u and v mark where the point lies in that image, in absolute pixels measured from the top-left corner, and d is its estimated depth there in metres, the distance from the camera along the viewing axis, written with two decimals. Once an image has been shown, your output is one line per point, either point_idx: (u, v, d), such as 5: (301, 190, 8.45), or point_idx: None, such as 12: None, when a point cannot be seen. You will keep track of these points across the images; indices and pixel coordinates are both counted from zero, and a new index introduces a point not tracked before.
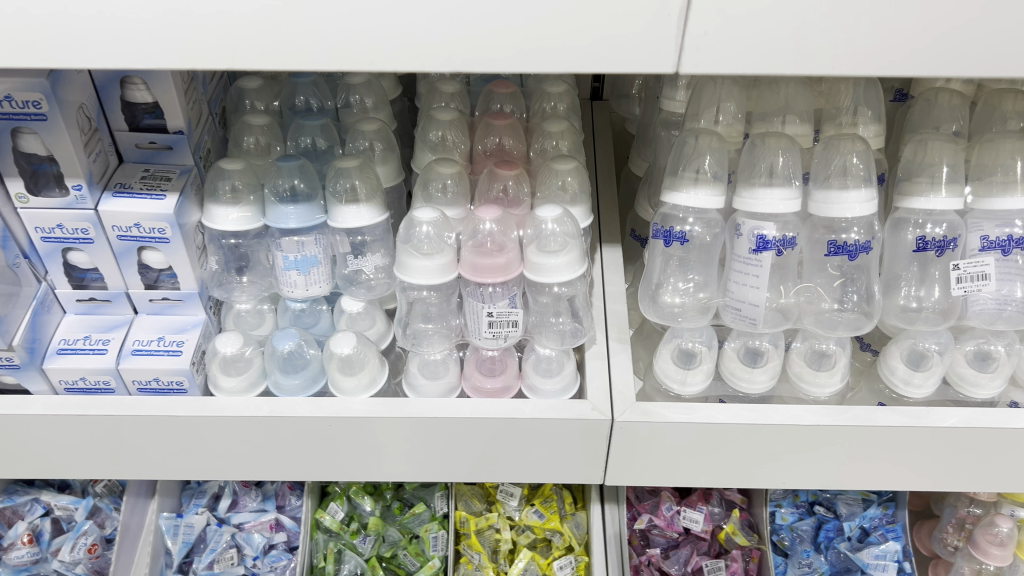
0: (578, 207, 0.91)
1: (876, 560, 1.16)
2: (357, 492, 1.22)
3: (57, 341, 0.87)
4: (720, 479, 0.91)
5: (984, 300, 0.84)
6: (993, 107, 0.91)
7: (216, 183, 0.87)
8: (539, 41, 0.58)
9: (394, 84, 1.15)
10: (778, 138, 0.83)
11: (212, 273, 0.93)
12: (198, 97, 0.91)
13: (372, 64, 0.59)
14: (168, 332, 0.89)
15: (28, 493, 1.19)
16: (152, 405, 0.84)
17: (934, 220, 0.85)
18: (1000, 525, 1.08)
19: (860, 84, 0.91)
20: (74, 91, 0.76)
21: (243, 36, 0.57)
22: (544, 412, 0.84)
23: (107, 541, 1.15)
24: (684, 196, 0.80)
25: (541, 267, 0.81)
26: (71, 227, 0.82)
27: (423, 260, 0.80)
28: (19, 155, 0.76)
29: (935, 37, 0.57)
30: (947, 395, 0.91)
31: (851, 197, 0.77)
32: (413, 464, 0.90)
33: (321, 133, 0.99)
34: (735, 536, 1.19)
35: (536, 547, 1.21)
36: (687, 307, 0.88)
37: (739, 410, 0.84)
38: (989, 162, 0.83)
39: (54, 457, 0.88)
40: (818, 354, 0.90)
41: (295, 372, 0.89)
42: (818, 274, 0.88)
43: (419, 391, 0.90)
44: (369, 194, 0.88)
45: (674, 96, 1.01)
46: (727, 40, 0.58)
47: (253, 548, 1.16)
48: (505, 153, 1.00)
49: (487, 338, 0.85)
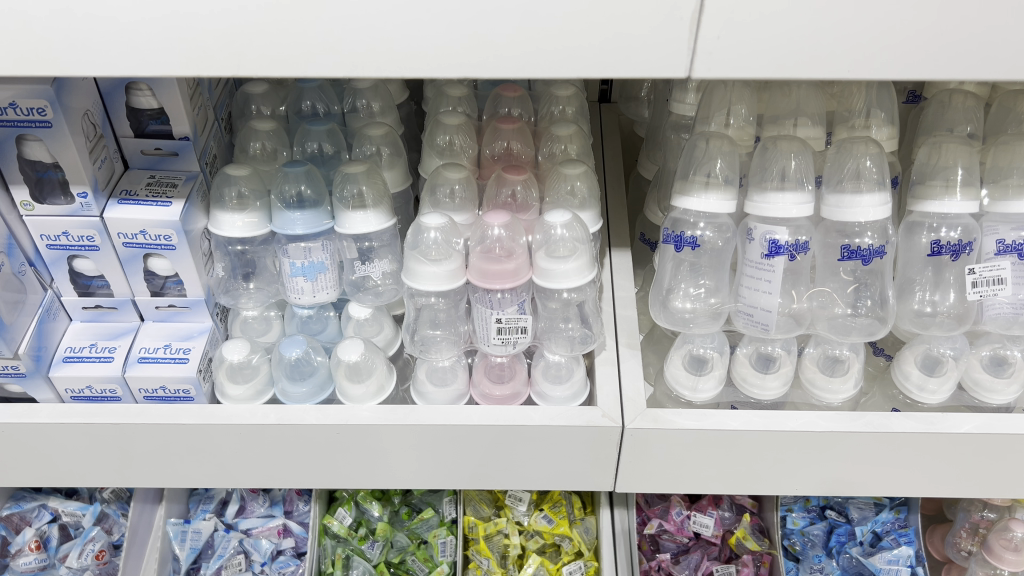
0: (587, 212, 0.90)
1: (889, 565, 1.15)
2: (365, 497, 1.20)
3: (63, 349, 0.86)
4: (731, 485, 0.90)
5: (1000, 305, 0.83)
6: (1008, 109, 0.90)
7: (223, 189, 0.86)
8: (549, 44, 0.57)
9: (400, 88, 1.14)
10: (790, 141, 0.82)
11: (218, 280, 0.92)
12: (203, 102, 0.91)
13: (379, 69, 0.58)
14: (175, 339, 0.89)
15: (35, 500, 1.19)
16: (158, 413, 0.83)
17: (948, 223, 0.84)
18: (1015, 530, 1.07)
19: (873, 86, 0.89)
20: (79, 98, 0.76)
21: (248, 41, 0.56)
22: (554, 419, 0.83)
23: (115, 547, 1.15)
24: (695, 200, 0.79)
25: (551, 272, 0.80)
26: (76, 235, 0.81)
27: (431, 266, 0.79)
28: (24, 163, 0.76)
29: (952, 41, 0.56)
30: (962, 401, 0.89)
31: (865, 201, 0.76)
32: (421, 471, 0.89)
33: (327, 138, 0.99)
34: (746, 541, 1.18)
35: (545, 552, 1.20)
36: (698, 312, 0.87)
37: (751, 416, 0.83)
38: (1005, 164, 0.82)
39: (61, 464, 0.88)
40: (831, 360, 0.89)
41: (302, 380, 0.88)
42: (831, 279, 0.87)
43: (428, 399, 0.89)
44: (376, 199, 0.86)
45: (684, 98, 0.99)
46: (740, 43, 0.57)
47: (262, 554, 1.17)
48: (514, 157, 1.00)
49: (496, 345, 0.84)
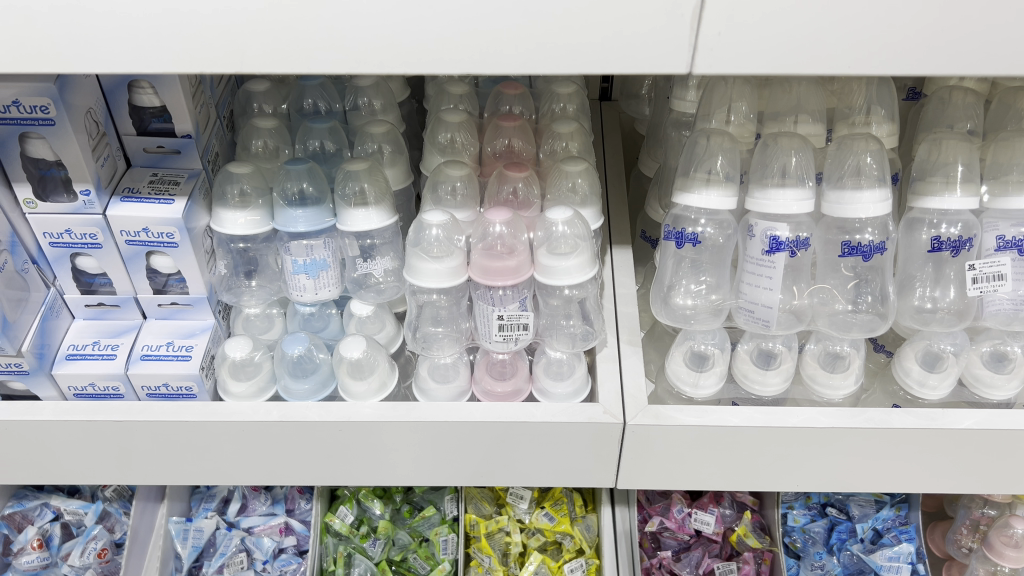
0: (589, 209, 0.90)
1: (890, 562, 1.15)
2: (366, 496, 1.21)
3: (66, 347, 0.87)
4: (732, 482, 0.90)
5: (1000, 301, 0.84)
6: (1008, 105, 0.91)
7: (225, 187, 0.86)
8: (550, 41, 0.57)
9: (401, 86, 1.15)
10: (791, 138, 0.82)
11: (221, 277, 0.92)
12: (205, 101, 0.91)
13: (380, 65, 0.58)
14: (178, 337, 0.89)
15: (38, 498, 1.19)
16: (161, 410, 0.84)
17: (948, 219, 0.84)
18: (1015, 526, 1.07)
19: (873, 82, 0.89)
20: (82, 96, 0.76)
21: (250, 38, 0.57)
22: (555, 415, 0.83)
23: (117, 545, 1.15)
24: (696, 197, 0.80)
25: (552, 269, 0.80)
26: (79, 232, 0.81)
27: (433, 263, 0.80)
28: (27, 160, 0.76)
29: (952, 38, 0.57)
30: (962, 396, 0.90)
31: (866, 197, 0.76)
32: (423, 467, 0.89)
33: (329, 135, 0.99)
34: (746, 538, 1.19)
35: (546, 550, 1.20)
36: (699, 309, 0.88)
37: (752, 412, 0.84)
38: (1005, 160, 0.83)
39: (64, 461, 0.88)
40: (832, 356, 0.89)
41: (304, 377, 0.88)
42: (832, 275, 0.87)
43: (430, 395, 0.89)
44: (378, 197, 0.87)
45: (685, 96, 1.00)
46: (740, 40, 0.57)
47: (263, 552, 1.17)
48: (515, 155, 1.00)
49: (498, 341, 0.85)
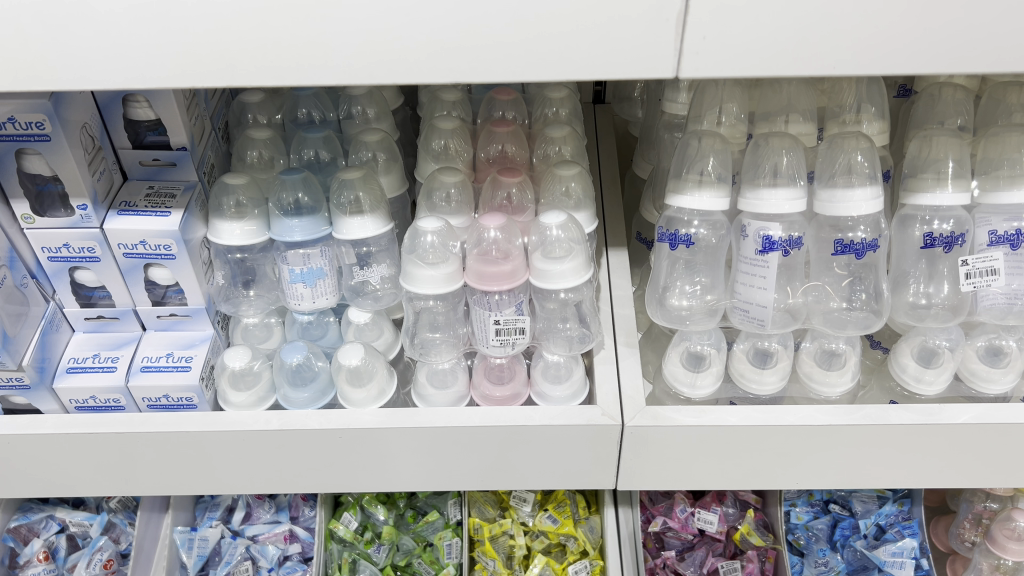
0: (583, 213, 0.91)
1: (893, 558, 1.14)
2: (370, 501, 1.22)
3: (67, 360, 0.87)
4: (733, 481, 0.91)
5: (993, 295, 0.84)
6: (999, 100, 0.90)
7: (221, 199, 0.87)
8: (538, 49, 0.58)
9: (395, 94, 1.15)
10: (782, 137, 0.82)
11: (218, 287, 0.93)
12: (200, 113, 0.92)
13: (371, 76, 0.59)
14: (177, 348, 0.90)
15: (43, 510, 1.18)
16: (161, 421, 0.84)
17: (942, 215, 0.84)
18: (1017, 519, 1.07)
19: (863, 81, 0.90)
20: (76, 111, 0.77)
21: (241, 53, 0.57)
22: (554, 418, 0.84)
23: (122, 556, 1.17)
24: (688, 199, 0.80)
25: (547, 273, 0.81)
26: (77, 246, 0.82)
27: (428, 269, 0.80)
28: (24, 176, 0.77)
29: (934, 31, 0.57)
30: (959, 391, 0.90)
31: (857, 196, 0.77)
32: (424, 472, 0.89)
33: (324, 145, 1.00)
34: (750, 536, 1.19)
35: (550, 552, 1.21)
36: (695, 310, 0.88)
37: (751, 412, 0.84)
38: (995, 155, 0.83)
39: (68, 473, 0.88)
40: (829, 354, 0.89)
41: (304, 385, 0.89)
42: (826, 274, 0.89)
43: (429, 401, 0.89)
44: (373, 205, 0.87)
45: (676, 98, 1.02)
46: (727, 43, 0.57)
47: (268, 559, 1.17)
48: (509, 161, 1.01)
49: (495, 346, 0.85)
